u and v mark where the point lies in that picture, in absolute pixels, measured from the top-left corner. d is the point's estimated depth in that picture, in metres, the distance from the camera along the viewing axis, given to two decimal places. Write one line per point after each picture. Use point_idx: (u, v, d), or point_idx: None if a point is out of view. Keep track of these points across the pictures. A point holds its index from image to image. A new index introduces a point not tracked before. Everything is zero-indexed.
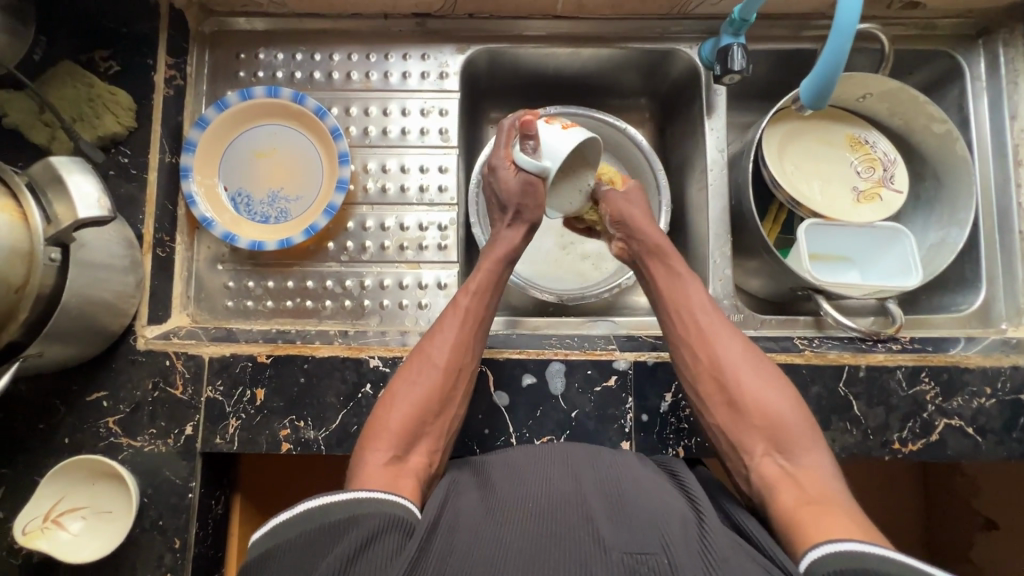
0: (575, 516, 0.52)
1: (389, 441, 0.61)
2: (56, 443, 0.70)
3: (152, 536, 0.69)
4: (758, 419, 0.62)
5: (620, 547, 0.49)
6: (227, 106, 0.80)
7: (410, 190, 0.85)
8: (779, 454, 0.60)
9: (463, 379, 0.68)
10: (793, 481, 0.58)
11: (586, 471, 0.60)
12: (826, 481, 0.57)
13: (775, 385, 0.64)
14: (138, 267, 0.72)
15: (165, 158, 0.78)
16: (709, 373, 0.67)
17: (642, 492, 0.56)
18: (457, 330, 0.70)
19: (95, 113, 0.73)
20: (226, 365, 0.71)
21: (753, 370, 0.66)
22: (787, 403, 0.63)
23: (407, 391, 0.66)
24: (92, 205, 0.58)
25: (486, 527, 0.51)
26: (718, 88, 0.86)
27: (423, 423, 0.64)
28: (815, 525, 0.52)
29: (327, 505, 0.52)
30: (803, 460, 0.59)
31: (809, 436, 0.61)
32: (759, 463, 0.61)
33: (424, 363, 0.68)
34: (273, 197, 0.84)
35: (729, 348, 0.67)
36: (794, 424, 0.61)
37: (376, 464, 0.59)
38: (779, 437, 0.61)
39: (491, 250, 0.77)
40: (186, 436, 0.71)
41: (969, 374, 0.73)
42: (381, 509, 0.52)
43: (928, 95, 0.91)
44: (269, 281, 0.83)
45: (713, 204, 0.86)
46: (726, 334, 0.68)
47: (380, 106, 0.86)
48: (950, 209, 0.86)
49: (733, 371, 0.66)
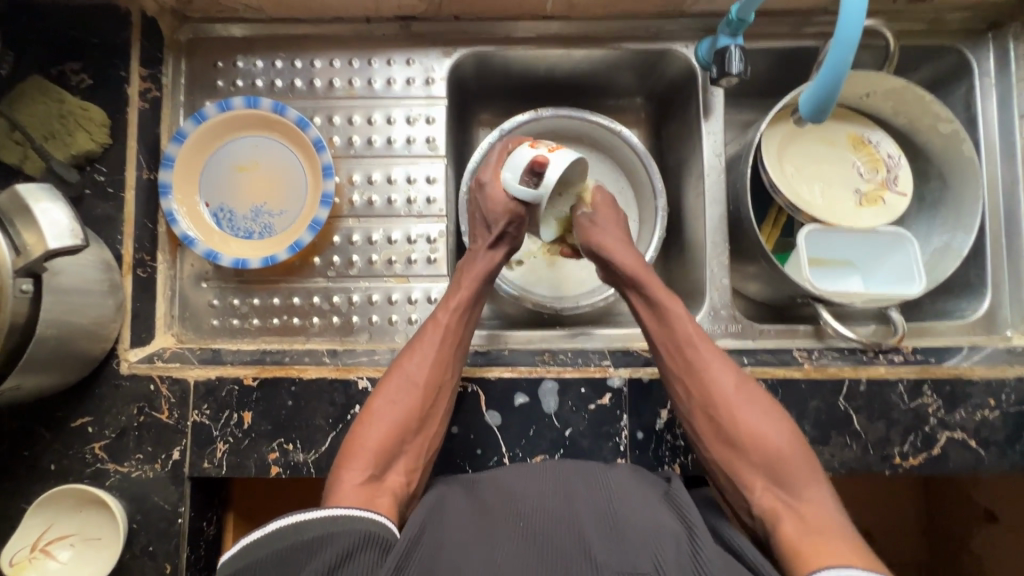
0: (564, 539, 0.51)
1: (366, 459, 0.60)
2: (42, 471, 0.69)
3: (142, 563, 0.67)
4: (754, 455, 0.61)
5: (611, 570, 0.47)
6: (205, 119, 0.77)
7: (397, 202, 0.82)
8: (778, 487, 0.59)
9: (443, 395, 0.67)
10: (794, 512, 0.57)
11: (576, 485, 0.58)
12: (828, 510, 0.56)
13: (769, 418, 0.63)
14: (118, 289, 0.70)
15: (143, 174, 0.75)
16: (700, 409, 0.65)
17: (634, 508, 0.54)
18: (435, 347, 0.69)
19: (67, 131, 0.70)
20: (211, 389, 0.70)
21: (745, 404, 0.64)
22: (782, 434, 0.62)
23: (384, 410, 0.64)
24: (63, 234, 0.56)
25: (471, 550, 0.49)
26: (714, 89, 0.83)
27: (399, 442, 0.63)
28: (813, 551, 0.51)
29: (301, 521, 0.50)
30: (802, 493, 0.58)
31: (806, 468, 0.59)
32: (759, 498, 0.60)
33: (402, 379, 0.67)
34: (256, 211, 0.81)
35: (719, 381, 0.66)
36: (791, 457, 0.60)
37: (352, 483, 0.58)
38: (777, 471, 0.60)
39: (470, 266, 0.75)
40: (173, 461, 0.69)
41: (973, 386, 0.71)
42: (356, 527, 0.50)
43: (934, 92, 0.87)
44: (255, 298, 0.81)
45: (710, 210, 0.84)
46: (718, 365, 0.67)
47: (364, 115, 0.83)
48: (955, 213, 0.83)
49: (726, 406, 0.64)
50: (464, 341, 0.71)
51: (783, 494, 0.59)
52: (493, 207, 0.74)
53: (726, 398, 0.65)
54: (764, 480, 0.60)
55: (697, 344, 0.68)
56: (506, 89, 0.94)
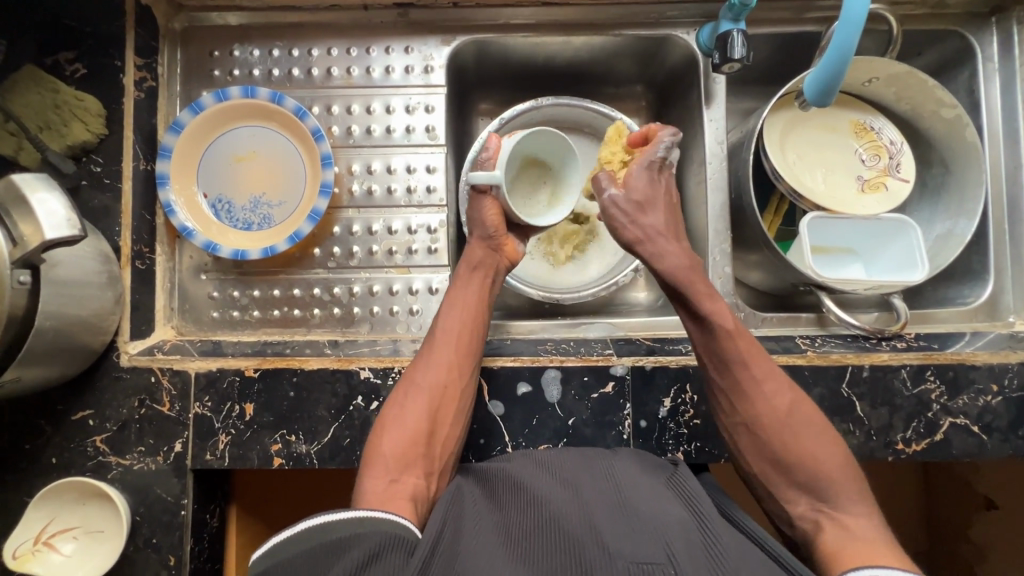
0: (580, 528, 0.51)
1: (384, 466, 0.61)
2: (43, 464, 0.68)
3: (146, 555, 0.67)
4: (801, 471, 0.61)
5: (626, 556, 0.47)
6: (202, 109, 0.76)
7: (397, 192, 0.82)
8: (821, 503, 0.59)
9: (451, 395, 0.67)
10: (838, 525, 0.57)
11: (586, 480, 0.58)
12: (870, 525, 0.56)
13: (820, 438, 0.62)
14: (117, 281, 0.69)
15: (140, 165, 0.74)
16: (746, 424, 0.64)
17: (644, 498, 0.54)
18: (444, 351, 0.69)
19: (62, 121, 0.69)
20: (212, 380, 0.69)
21: (797, 422, 0.63)
22: (832, 452, 0.61)
23: (396, 416, 0.65)
24: (60, 224, 0.55)
25: (489, 546, 0.49)
26: (716, 75, 0.82)
27: (416, 447, 0.63)
28: (860, 557, 0.52)
29: (331, 521, 0.50)
30: (848, 508, 0.58)
31: (851, 483, 0.59)
32: (801, 513, 0.60)
33: (409, 385, 0.67)
34: (255, 202, 0.81)
35: (771, 399, 0.64)
36: (838, 475, 0.60)
37: (375, 490, 0.58)
38: (822, 489, 0.59)
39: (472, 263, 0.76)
40: (176, 453, 0.69)
41: (975, 371, 0.71)
42: (381, 530, 0.49)
43: (936, 78, 0.87)
44: (255, 290, 0.80)
45: (713, 198, 0.83)
46: (770, 381, 0.65)
47: (363, 104, 0.82)
48: (958, 199, 0.83)
49: (776, 422, 0.63)
50: (473, 340, 0.71)
51: (825, 509, 0.59)
52: (488, 224, 0.75)
53: (778, 415, 0.63)
54: (805, 495, 0.60)
55: (751, 360, 0.65)
56: (506, 77, 0.93)
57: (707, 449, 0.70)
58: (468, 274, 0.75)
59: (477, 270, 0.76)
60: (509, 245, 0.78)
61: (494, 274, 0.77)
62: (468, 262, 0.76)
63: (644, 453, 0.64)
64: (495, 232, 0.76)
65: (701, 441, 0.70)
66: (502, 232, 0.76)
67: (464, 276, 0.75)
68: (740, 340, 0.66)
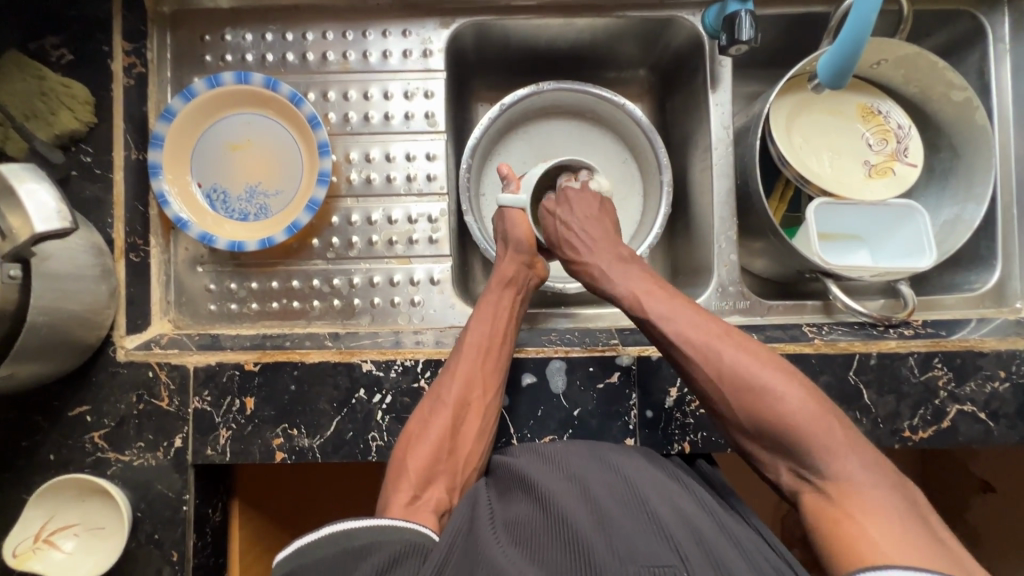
0: (591, 529, 0.50)
1: (408, 481, 0.61)
2: (41, 461, 0.67)
3: (149, 551, 0.67)
4: (768, 436, 0.56)
5: (637, 560, 0.46)
6: (194, 95, 0.74)
7: (396, 180, 0.80)
8: (803, 467, 0.54)
9: (477, 411, 0.67)
10: (823, 495, 0.52)
11: (594, 476, 0.57)
12: (869, 488, 0.50)
13: (769, 389, 0.56)
14: (110, 275, 0.67)
15: (131, 155, 0.72)
16: (699, 397, 0.61)
17: (657, 496, 0.54)
18: (469, 367, 0.68)
19: (49, 109, 0.67)
20: (212, 375, 0.68)
21: (739, 384, 0.57)
22: (792, 404, 0.55)
23: (422, 429, 0.65)
24: (49, 218, 0.53)
25: (500, 548, 0.49)
26: (723, 58, 0.80)
27: (439, 461, 0.64)
28: (849, 540, 0.47)
29: (353, 529, 0.51)
30: (828, 469, 0.52)
31: (826, 438, 0.53)
32: (786, 478, 0.55)
33: (435, 400, 0.67)
34: (250, 192, 0.79)
35: (709, 364, 0.59)
36: (806, 429, 0.53)
37: (398, 503, 0.59)
38: (794, 451, 0.54)
39: (502, 280, 0.76)
40: (176, 448, 0.68)
41: (983, 358, 0.70)
42: (404, 537, 0.51)
43: (946, 59, 0.85)
44: (252, 282, 0.79)
45: (719, 184, 0.82)
46: (705, 343, 0.60)
47: (359, 90, 0.80)
48: (966, 183, 0.82)
49: (720, 388, 0.58)
50: (501, 356, 0.69)
51: (807, 474, 0.53)
52: (517, 237, 0.76)
53: (720, 379, 0.58)
54: (784, 459, 0.55)
55: (681, 327, 0.62)
56: (506, 61, 0.91)
57: (714, 439, 0.69)
58: (497, 290, 0.75)
59: (507, 287, 0.75)
60: (540, 264, 0.79)
61: (521, 291, 0.77)
62: (501, 278, 0.75)
63: (650, 450, 0.63)
64: (528, 249, 0.77)
65: (707, 431, 0.69)
66: (534, 252, 0.77)
67: (493, 291, 0.75)
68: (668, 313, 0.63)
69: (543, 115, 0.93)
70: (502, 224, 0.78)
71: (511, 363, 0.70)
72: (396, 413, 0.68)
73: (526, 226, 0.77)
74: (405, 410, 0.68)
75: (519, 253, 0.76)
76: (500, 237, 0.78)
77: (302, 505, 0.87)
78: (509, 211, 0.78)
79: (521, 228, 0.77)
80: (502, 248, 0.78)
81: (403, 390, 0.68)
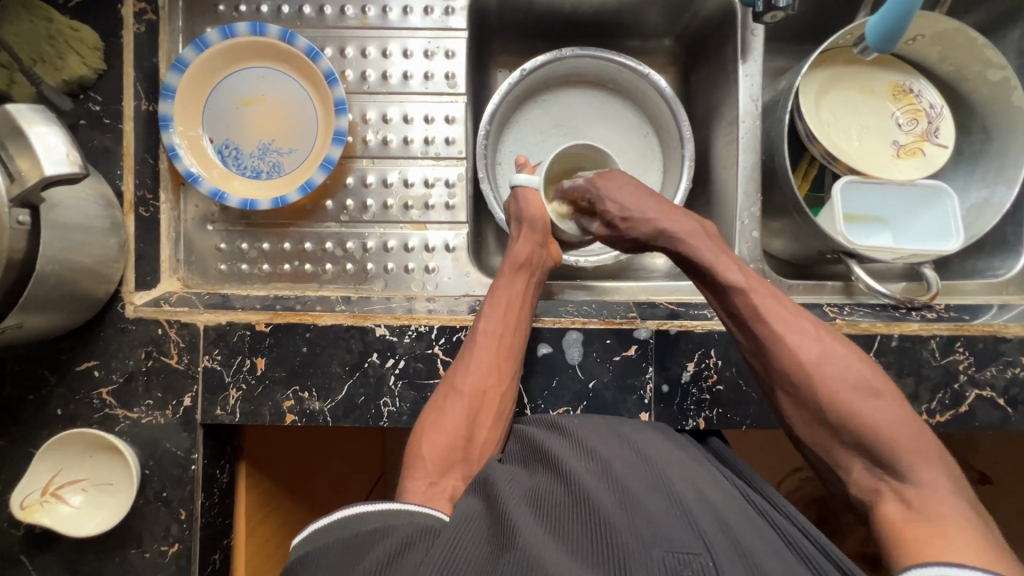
0: (615, 510, 0.49)
1: (424, 470, 0.60)
2: (48, 415, 0.66)
3: (157, 509, 0.66)
4: (851, 430, 0.53)
5: (663, 545, 0.45)
6: (207, 46, 0.72)
7: (414, 143, 0.78)
8: (882, 468, 0.51)
9: (492, 399, 0.65)
10: (901, 499, 0.49)
11: (619, 457, 0.56)
12: (947, 503, 0.47)
13: (862, 385, 0.54)
14: (120, 229, 0.66)
15: (141, 105, 0.70)
16: (779, 386, 0.57)
17: (681, 479, 0.53)
18: (485, 355, 0.66)
19: (57, 53, 0.64)
20: (223, 334, 0.67)
21: (833, 374, 0.55)
22: (884, 405, 0.52)
23: (436, 418, 0.63)
24: (60, 160, 0.51)
25: (525, 520, 0.48)
26: (754, 27, 0.78)
27: (454, 451, 0.62)
28: (926, 540, 0.45)
29: (364, 513, 0.50)
30: (912, 475, 0.49)
31: (910, 441, 0.50)
32: (858, 478, 0.53)
33: (448, 390, 0.65)
34: (263, 149, 0.77)
35: (800, 349, 0.56)
36: (894, 433, 0.51)
37: (416, 492, 0.58)
38: (878, 452, 0.51)
39: (514, 264, 0.72)
40: (185, 407, 0.67)
41: (1006, 344, 0.69)
42: (414, 521, 0.50)
43: (985, 37, 0.82)
44: (263, 243, 0.77)
45: (744, 158, 0.79)
46: (795, 330, 0.57)
47: (378, 47, 0.77)
48: (997, 165, 0.79)
49: (807, 375, 0.55)
50: (516, 343, 0.67)
51: (888, 477, 0.51)
52: (533, 216, 0.74)
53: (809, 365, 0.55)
54: (860, 457, 0.53)
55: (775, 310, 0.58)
56: (527, 24, 0.88)
57: (730, 416, 0.68)
58: (511, 274, 0.72)
59: (521, 271, 0.72)
60: (553, 245, 0.76)
61: (537, 273, 0.74)
62: (514, 261, 0.72)
63: (665, 427, 0.63)
64: (543, 228, 0.74)
65: (722, 408, 0.68)
66: (549, 231, 0.75)
67: (507, 276, 0.72)
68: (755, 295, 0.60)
69: (565, 83, 0.90)
70: (516, 207, 0.76)
71: (527, 346, 0.68)
72: (409, 378, 0.67)
73: (541, 204, 0.75)
74: (418, 375, 0.67)
75: (534, 234, 0.74)
76: (514, 217, 0.76)
77: (308, 472, 0.85)
78: (523, 190, 0.76)
79: (535, 206, 0.75)
80: (517, 228, 0.75)
81: (417, 355, 0.67)
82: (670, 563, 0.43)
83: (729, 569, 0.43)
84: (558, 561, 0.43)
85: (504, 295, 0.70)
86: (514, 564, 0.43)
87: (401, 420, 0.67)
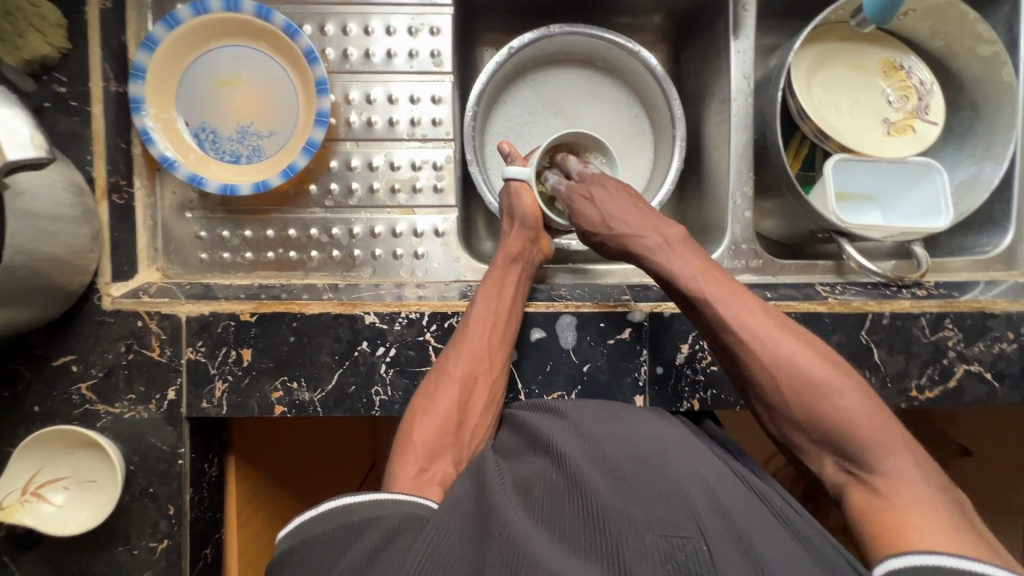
0: (607, 495, 0.48)
1: (415, 454, 0.59)
2: (25, 412, 0.64)
3: (144, 505, 0.64)
4: (819, 431, 0.53)
5: (655, 529, 0.45)
6: (178, 23, 0.68)
7: (399, 124, 0.75)
8: (851, 462, 0.51)
9: (484, 385, 0.65)
10: (869, 489, 0.49)
11: (611, 443, 0.55)
12: (918, 490, 0.47)
13: (829, 385, 0.53)
14: (92, 217, 0.63)
15: (110, 87, 0.67)
16: (750, 391, 0.57)
17: (674, 459, 0.52)
18: (477, 342, 0.64)
19: (16, 31, 0.60)
20: (205, 325, 0.65)
21: (798, 378, 0.54)
22: (849, 401, 0.52)
23: (428, 406, 0.62)
24: (23, 144, 0.48)
25: (513, 512, 0.47)
26: (746, 1, 0.76)
27: (445, 436, 0.61)
28: (895, 530, 0.45)
29: (350, 504, 0.49)
30: (880, 465, 0.49)
31: (878, 440, 0.50)
32: (831, 472, 0.53)
33: (439, 376, 0.64)
34: (242, 132, 0.74)
35: (766, 355, 0.55)
36: (863, 434, 0.50)
37: (406, 477, 0.57)
38: (846, 449, 0.51)
39: (506, 257, 0.71)
40: (169, 401, 0.65)
41: (993, 319, 0.70)
42: (400, 510, 0.49)
43: (977, 11, 0.81)
44: (246, 231, 0.74)
45: (736, 137, 0.78)
46: (759, 330, 0.56)
47: (359, 24, 0.74)
48: (986, 142, 0.79)
49: (775, 384, 0.54)
50: (507, 332, 0.66)
51: (856, 470, 0.51)
52: (524, 213, 0.72)
53: (777, 371, 0.54)
54: (830, 455, 0.53)
55: (737, 314, 0.57)
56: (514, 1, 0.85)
57: (724, 397, 0.68)
58: (504, 265, 0.71)
59: (513, 263, 0.71)
60: (544, 240, 0.75)
61: (529, 268, 0.72)
62: (507, 253, 0.71)
63: (661, 410, 0.62)
64: (535, 224, 0.73)
65: (717, 389, 0.68)
66: (540, 228, 0.73)
67: (499, 267, 0.70)
68: (723, 297, 0.58)
69: (553, 61, 0.88)
70: (508, 202, 0.73)
71: (518, 331, 0.67)
72: (400, 366, 0.66)
73: (535, 202, 0.73)
74: (410, 363, 0.66)
75: (527, 232, 0.72)
76: (506, 212, 0.74)
77: (298, 463, 0.84)
78: (515, 184, 0.73)
79: (527, 203, 0.72)
80: (509, 226, 0.74)
81: (408, 343, 0.66)
82: (663, 549, 0.43)
83: (723, 554, 0.43)
84: (549, 552, 0.43)
85: (494, 285, 0.68)
86: (502, 555, 0.42)
87: (393, 409, 0.66)
